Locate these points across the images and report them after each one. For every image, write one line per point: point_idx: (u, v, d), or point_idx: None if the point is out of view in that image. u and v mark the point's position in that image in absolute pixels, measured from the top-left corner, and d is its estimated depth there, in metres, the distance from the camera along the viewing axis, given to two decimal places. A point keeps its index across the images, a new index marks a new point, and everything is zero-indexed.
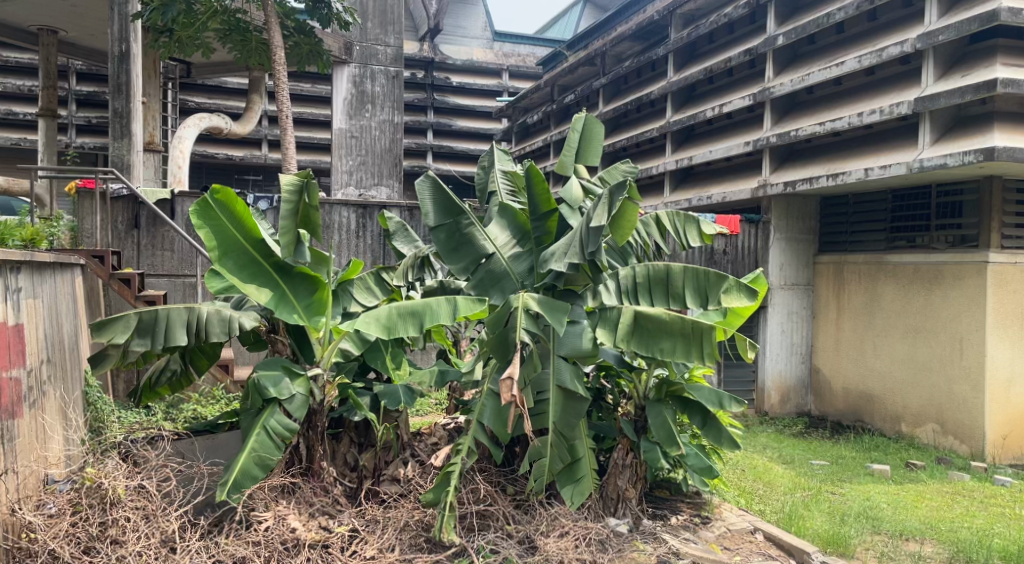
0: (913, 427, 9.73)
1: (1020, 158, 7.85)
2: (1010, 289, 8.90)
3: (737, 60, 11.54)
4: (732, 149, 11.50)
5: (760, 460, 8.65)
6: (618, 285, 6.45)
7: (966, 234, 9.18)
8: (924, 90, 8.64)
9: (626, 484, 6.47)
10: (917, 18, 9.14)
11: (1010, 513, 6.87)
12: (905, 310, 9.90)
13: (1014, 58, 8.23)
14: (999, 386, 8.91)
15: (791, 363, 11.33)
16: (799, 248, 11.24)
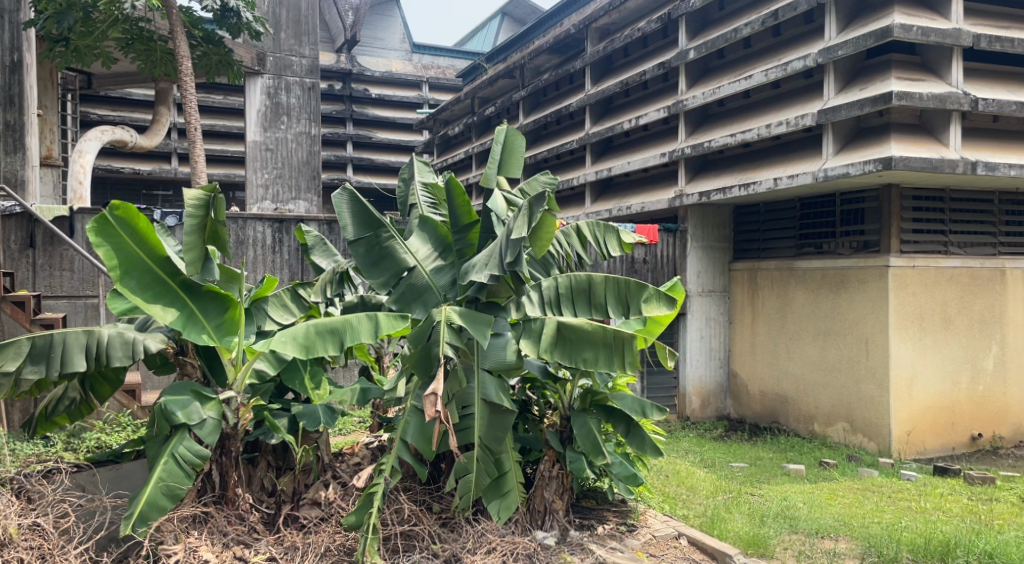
0: (824, 426, 10.05)
1: (916, 167, 8.20)
2: (910, 291, 9.28)
3: (651, 74, 11.77)
4: (649, 160, 11.72)
5: (683, 465, 8.78)
6: (541, 296, 6.34)
7: (868, 239, 9.55)
8: (826, 102, 8.97)
9: (553, 496, 6.44)
10: (818, 34, 9.51)
11: (915, 507, 7.14)
12: (815, 313, 10.23)
13: (907, 72, 8.62)
14: (903, 385, 9.24)
15: (711, 367, 11.57)
16: (715, 255, 11.52)
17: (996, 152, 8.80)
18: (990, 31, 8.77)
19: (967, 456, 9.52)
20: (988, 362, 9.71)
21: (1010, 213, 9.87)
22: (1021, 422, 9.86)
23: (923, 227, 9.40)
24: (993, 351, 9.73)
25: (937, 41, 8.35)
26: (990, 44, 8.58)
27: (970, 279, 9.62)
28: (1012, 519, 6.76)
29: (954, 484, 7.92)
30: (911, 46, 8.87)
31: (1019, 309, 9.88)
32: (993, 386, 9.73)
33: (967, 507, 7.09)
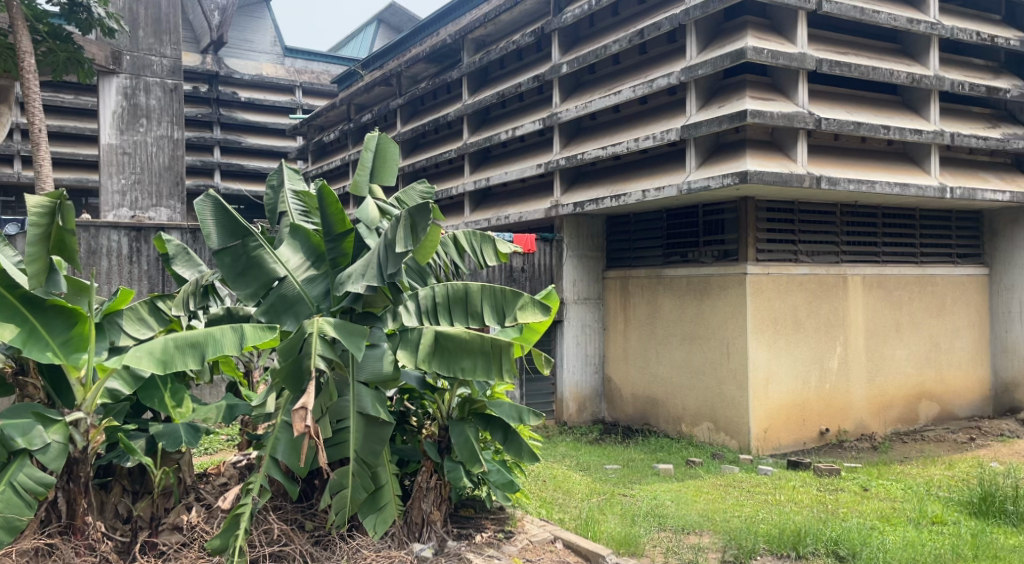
0: (691, 426, 10.50)
1: (769, 181, 8.72)
2: (766, 297, 9.85)
3: (526, 86, 11.96)
4: (526, 171, 11.90)
5: (560, 469, 8.93)
6: (418, 305, 6.28)
7: (728, 249, 10.07)
8: (689, 119, 9.41)
9: (431, 507, 6.37)
10: (680, 53, 9.95)
11: (771, 500, 7.57)
12: (681, 319, 10.69)
13: (760, 92, 9.18)
14: (760, 385, 9.78)
15: (587, 373, 11.84)
16: (589, 263, 11.82)
17: (838, 168, 9.51)
18: (831, 56, 9.47)
19: (817, 450, 10.17)
20: (833, 362, 10.43)
21: (850, 223, 10.68)
22: (862, 415, 10.65)
23: (776, 237, 10.02)
24: (837, 351, 10.46)
25: (785, 64, 8.93)
26: (831, 68, 9.27)
27: (817, 285, 10.30)
28: (855, 507, 7.29)
29: (805, 476, 8.46)
30: (763, 68, 9.45)
31: (860, 313, 10.68)
32: (838, 384, 10.46)
33: (817, 497, 7.59)
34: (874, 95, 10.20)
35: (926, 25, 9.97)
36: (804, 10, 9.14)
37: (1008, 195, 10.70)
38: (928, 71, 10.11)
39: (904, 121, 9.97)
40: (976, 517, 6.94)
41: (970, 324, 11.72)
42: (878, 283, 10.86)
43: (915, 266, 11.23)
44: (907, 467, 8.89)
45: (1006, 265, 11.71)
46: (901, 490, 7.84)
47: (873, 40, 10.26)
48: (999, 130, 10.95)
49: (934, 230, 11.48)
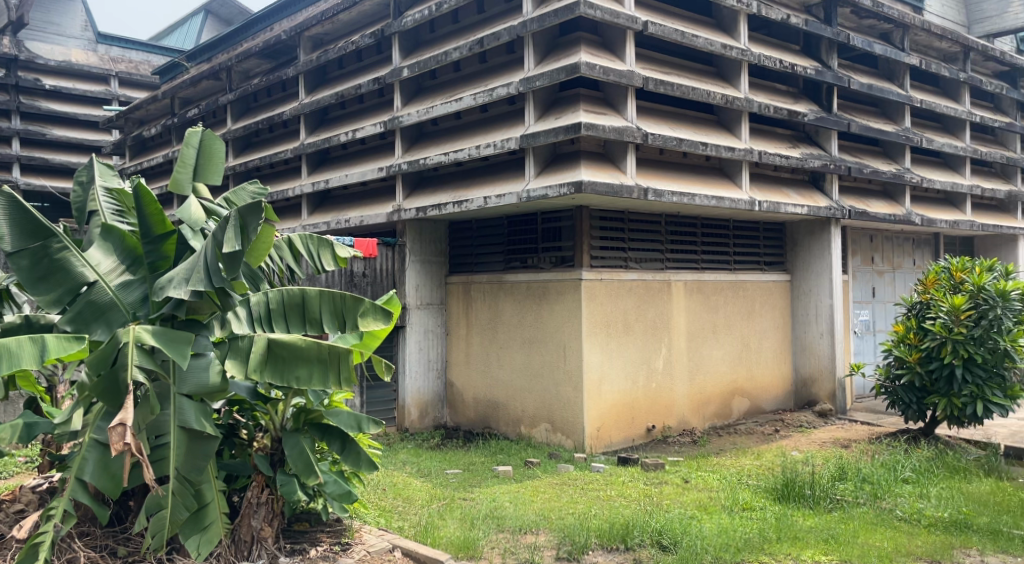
0: (529, 428, 10.74)
1: (601, 192, 9.09)
2: (599, 302, 10.25)
3: (366, 88, 11.79)
4: (366, 174, 11.71)
5: (400, 476, 8.83)
6: (249, 312, 6.01)
7: (565, 255, 10.40)
8: (527, 128, 9.62)
9: (261, 523, 6.09)
10: (519, 63, 10.18)
11: (603, 496, 7.86)
12: (521, 323, 10.90)
13: (593, 105, 9.56)
14: (593, 385, 10.17)
15: (429, 378, 11.80)
16: (431, 269, 11.81)
17: (663, 180, 10.08)
18: (656, 75, 10.03)
19: (644, 446, 10.70)
20: (659, 362, 11.03)
21: (673, 232, 11.37)
22: (684, 412, 11.33)
23: (608, 244, 10.47)
24: (662, 352, 11.07)
25: (615, 81, 9.35)
26: (656, 86, 9.81)
27: (645, 290, 10.85)
28: (676, 498, 7.74)
29: (634, 471, 8.86)
30: (595, 83, 9.86)
31: (682, 316, 11.36)
32: (663, 383, 11.06)
33: (644, 491, 7.98)
34: (693, 113, 10.91)
35: (737, 51, 10.79)
36: (631, 30, 9.61)
37: (806, 209, 11.78)
38: (739, 93, 10.94)
39: (719, 138, 10.73)
40: (779, 501, 7.58)
41: (776, 326, 12.78)
42: (698, 288, 11.61)
43: (729, 272, 12.10)
44: (722, 458, 9.56)
45: (804, 272, 12.88)
46: (717, 480, 8.41)
47: (691, 62, 10.97)
48: (798, 150, 12.03)
49: (745, 239, 12.44)
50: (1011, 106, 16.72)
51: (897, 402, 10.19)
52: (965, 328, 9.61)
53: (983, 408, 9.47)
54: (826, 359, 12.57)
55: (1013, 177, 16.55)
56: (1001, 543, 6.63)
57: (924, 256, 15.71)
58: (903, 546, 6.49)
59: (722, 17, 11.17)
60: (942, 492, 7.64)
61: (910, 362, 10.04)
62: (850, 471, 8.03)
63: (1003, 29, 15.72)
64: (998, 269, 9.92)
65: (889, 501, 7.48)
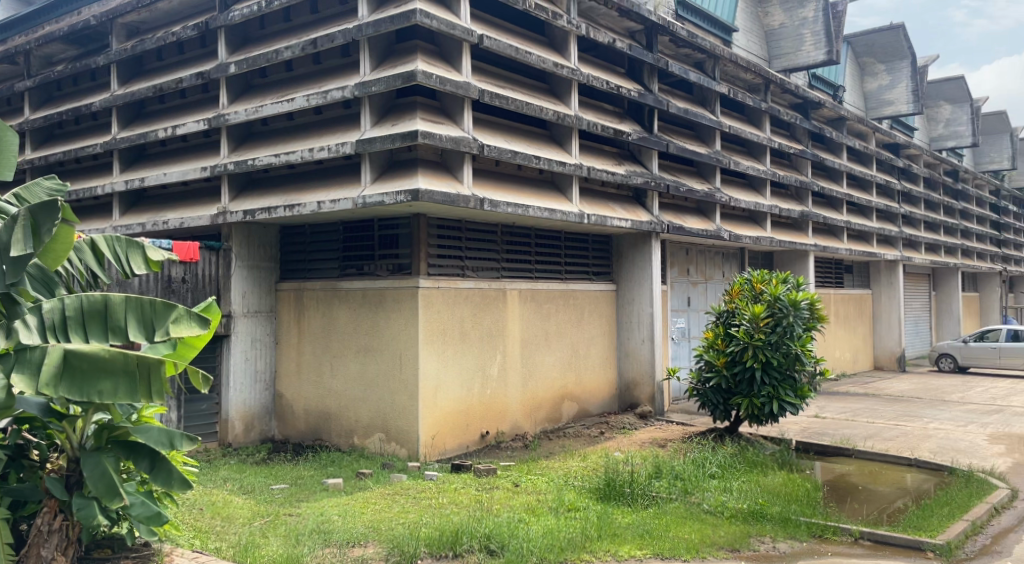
0: (363, 438, 10.55)
1: (438, 201, 9.10)
2: (436, 310, 10.23)
3: (188, 83, 11.14)
4: (188, 173, 11.05)
5: (219, 495, 8.37)
6: (40, 320, 5.49)
7: (402, 262, 10.32)
8: (363, 134, 9.46)
9: (53, 553, 5.59)
10: (353, 66, 10.01)
11: (434, 504, 7.83)
12: (355, 331, 10.68)
13: (430, 114, 9.57)
14: (429, 393, 10.11)
15: (256, 390, 11.30)
16: (259, 275, 11.34)
17: (497, 192, 10.26)
18: (491, 88, 10.21)
19: (477, 452, 10.79)
20: (493, 369, 11.17)
21: (508, 241, 11.62)
22: (516, 418, 11.53)
23: (445, 252, 10.51)
24: (497, 359, 11.23)
25: (451, 91, 9.41)
26: (491, 99, 9.99)
27: (481, 298, 10.98)
28: (506, 502, 7.85)
29: (466, 478, 8.91)
30: (432, 92, 9.87)
31: (516, 323, 11.59)
32: (497, 390, 11.21)
33: (475, 497, 8.04)
34: (526, 126, 11.20)
35: (568, 70, 11.21)
36: (467, 42, 9.72)
37: (630, 223, 12.41)
38: (569, 111, 11.35)
39: (551, 153, 11.07)
40: (601, 501, 7.92)
41: (602, 333, 13.34)
42: (531, 296, 11.89)
43: (560, 282, 12.49)
44: (551, 461, 9.85)
45: (629, 281, 13.56)
46: (545, 482, 8.64)
47: (524, 77, 11.26)
48: (623, 167, 12.67)
49: (574, 250, 12.91)
50: (804, 135, 18.53)
51: (706, 403, 10.97)
52: (764, 334, 10.50)
53: (779, 407, 10.41)
54: (647, 364, 13.29)
55: (805, 199, 18.32)
56: (791, 530, 7.32)
57: (732, 269, 17.02)
58: (709, 537, 6.99)
59: (554, 36, 11.55)
60: (743, 485, 8.27)
61: (718, 366, 10.81)
62: (664, 470, 8.53)
63: (797, 65, 17.30)
64: (791, 280, 10.88)
65: (698, 496, 8.01)
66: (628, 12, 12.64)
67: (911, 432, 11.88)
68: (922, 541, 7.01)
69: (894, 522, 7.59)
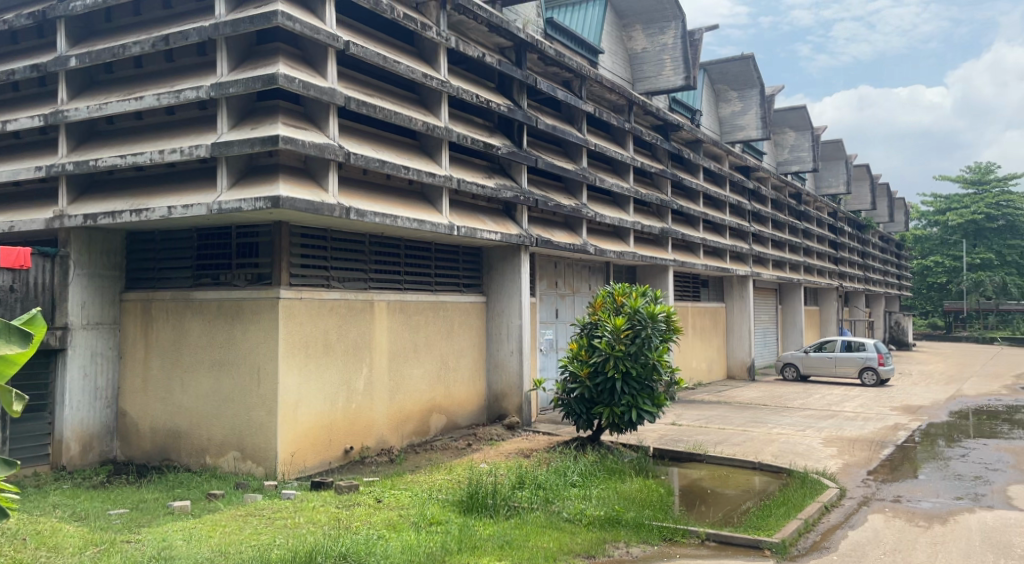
0: (215, 457, 10.04)
1: (300, 208, 8.84)
2: (297, 321, 9.90)
3: (22, 75, 10.32)
4: (20, 173, 10.20)
5: (46, 523, 7.71)
6: None
7: (262, 272, 9.93)
8: (219, 137, 9.06)
9: None
10: (209, 66, 9.57)
11: (288, 524, 7.54)
12: (209, 344, 10.17)
13: (292, 119, 9.29)
14: (289, 408, 9.75)
15: (95, 409, 10.54)
16: (102, 284, 10.61)
17: (364, 201, 10.08)
18: (358, 95, 10.04)
19: (340, 468, 10.49)
20: (359, 383, 10.91)
21: (375, 252, 11.44)
22: (383, 431, 11.29)
23: (308, 261, 10.21)
24: (363, 372, 10.99)
25: (315, 96, 9.18)
26: (357, 107, 9.82)
27: (347, 309, 10.73)
28: (366, 519, 7.67)
29: (325, 495, 8.63)
30: (296, 97, 9.59)
31: (383, 335, 11.39)
32: (363, 403, 10.96)
33: (333, 515, 7.80)
34: (394, 136, 11.09)
35: (437, 81, 11.20)
36: (332, 47, 9.51)
37: (499, 236, 12.53)
38: (439, 122, 11.34)
39: (419, 163, 11.01)
40: (464, 513, 7.89)
41: (472, 344, 13.34)
42: (400, 308, 11.73)
43: (429, 293, 12.41)
44: (416, 475, 9.73)
45: (498, 293, 13.66)
46: (408, 497, 8.51)
47: (392, 86, 11.15)
48: (493, 180, 12.77)
49: (444, 261, 12.87)
50: (664, 155, 19.39)
51: (570, 413, 11.20)
52: (625, 345, 10.85)
53: (637, 416, 10.79)
54: (515, 375, 13.42)
55: (666, 216, 19.17)
56: (644, 535, 7.58)
57: (598, 282, 17.52)
58: (566, 545, 7.12)
59: (423, 47, 11.52)
60: (601, 493, 8.48)
61: (581, 376, 11.07)
62: (528, 480, 8.62)
63: (658, 89, 18.10)
64: (650, 294, 11.29)
65: (558, 504, 8.14)
66: (498, 28, 12.80)
67: (757, 437, 12.62)
68: (760, 540, 7.42)
69: (737, 523, 8.00)
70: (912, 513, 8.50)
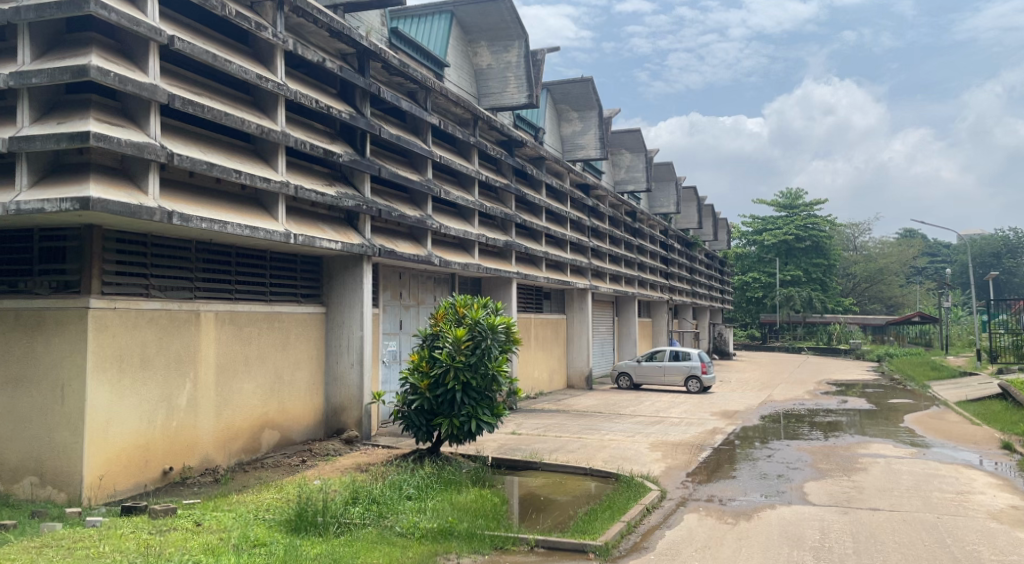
0: (9, 484, 9.11)
1: (113, 211, 8.22)
2: (110, 333, 9.18)
3: None
4: None
5: None
6: None
7: (68, 280, 9.12)
8: (20, 131, 8.27)
9: None
10: (10, 53, 8.74)
11: (90, 554, 6.92)
12: (4, 359, 9.23)
13: (107, 114, 8.63)
14: (97, 428, 9.00)
15: None
16: None
17: (190, 205, 9.52)
18: (184, 93, 9.49)
19: (156, 490, 9.78)
20: (181, 399, 10.25)
21: (202, 259, 10.83)
22: (208, 450, 10.66)
23: (125, 268, 9.50)
24: (186, 388, 10.33)
25: (134, 92, 8.57)
26: (183, 105, 9.27)
27: (169, 320, 10.07)
28: (181, 544, 7.19)
29: (137, 521, 8.01)
30: (112, 91, 8.93)
31: (210, 348, 10.77)
32: (185, 421, 10.30)
33: (144, 542, 7.24)
34: (225, 138, 10.57)
35: (273, 84, 10.79)
36: (155, 41, 8.93)
37: (340, 245, 12.24)
38: (275, 126, 10.91)
39: (252, 168, 10.54)
40: (290, 533, 7.59)
41: (309, 357, 12.88)
42: (230, 319, 11.15)
43: (263, 303, 11.88)
44: (241, 496, 9.24)
45: (338, 304, 13.30)
46: (231, 518, 8.07)
47: (223, 87, 10.63)
48: (333, 188, 12.44)
49: (279, 270, 12.37)
50: (508, 170, 19.75)
51: (409, 426, 11.08)
52: (465, 356, 10.89)
53: (476, 427, 10.85)
54: (355, 388, 13.10)
55: (509, 230, 19.50)
56: (475, 545, 7.63)
57: (442, 293, 17.52)
58: (395, 559, 7.00)
59: (259, 48, 11.07)
60: (435, 505, 8.43)
61: (421, 388, 10.98)
62: (361, 495, 8.45)
63: (502, 105, 18.49)
64: (490, 305, 11.37)
65: (391, 519, 8.03)
66: (339, 33, 12.52)
67: (591, 444, 13.06)
68: (585, 544, 7.66)
69: (565, 528, 8.22)
70: (723, 511, 9.09)
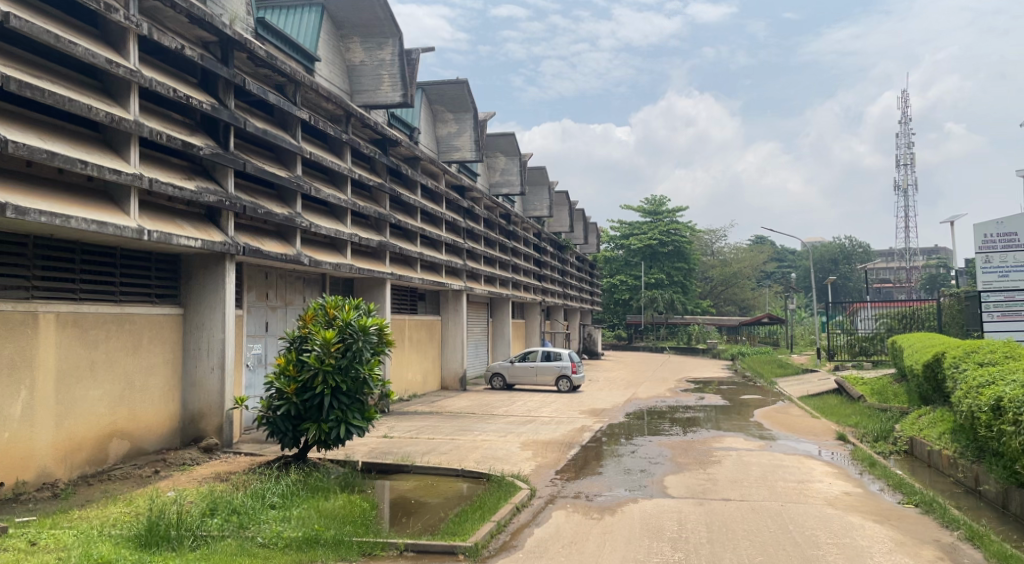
0: None
1: None
2: None
3: None
4: None
5: None
6: None
7: None
8: None
9: None
10: None
11: None
12: None
13: None
14: None
15: None
16: None
17: (27, 198, 8.79)
18: (20, 75, 8.75)
19: None
20: (14, 408, 9.45)
21: (41, 256, 10.03)
22: (46, 462, 9.87)
23: None
24: (20, 397, 9.52)
25: None
26: (19, 88, 8.55)
27: None
28: None
29: None
30: None
31: (50, 352, 9.99)
32: (19, 432, 9.50)
33: None
34: (69, 126, 9.82)
35: (125, 70, 10.10)
36: None
37: (199, 243, 11.62)
38: (127, 115, 10.22)
39: (101, 159, 9.83)
40: (140, 549, 7.13)
41: (164, 361, 12.16)
42: (73, 322, 10.37)
43: (112, 304, 11.11)
44: (85, 511, 8.60)
45: (197, 306, 12.62)
46: (72, 536, 7.49)
47: (68, 71, 9.88)
48: (192, 183, 11.80)
49: (132, 269, 11.60)
50: (382, 169, 19.44)
51: (274, 432, 10.67)
52: (334, 359, 10.60)
53: (345, 431, 10.59)
54: (215, 394, 12.46)
55: (383, 230, 19.18)
56: (341, 552, 7.43)
57: (312, 293, 17.00)
58: None
59: (109, 31, 10.35)
60: (301, 513, 8.16)
61: (288, 393, 10.60)
62: (219, 506, 8.05)
63: (376, 103, 18.19)
64: (362, 306, 11.10)
65: (253, 529, 7.70)
66: (199, 20, 11.92)
67: (463, 445, 13.04)
68: (455, 545, 7.62)
69: (435, 531, 8.14)
70: (588, 507, 9.29)
